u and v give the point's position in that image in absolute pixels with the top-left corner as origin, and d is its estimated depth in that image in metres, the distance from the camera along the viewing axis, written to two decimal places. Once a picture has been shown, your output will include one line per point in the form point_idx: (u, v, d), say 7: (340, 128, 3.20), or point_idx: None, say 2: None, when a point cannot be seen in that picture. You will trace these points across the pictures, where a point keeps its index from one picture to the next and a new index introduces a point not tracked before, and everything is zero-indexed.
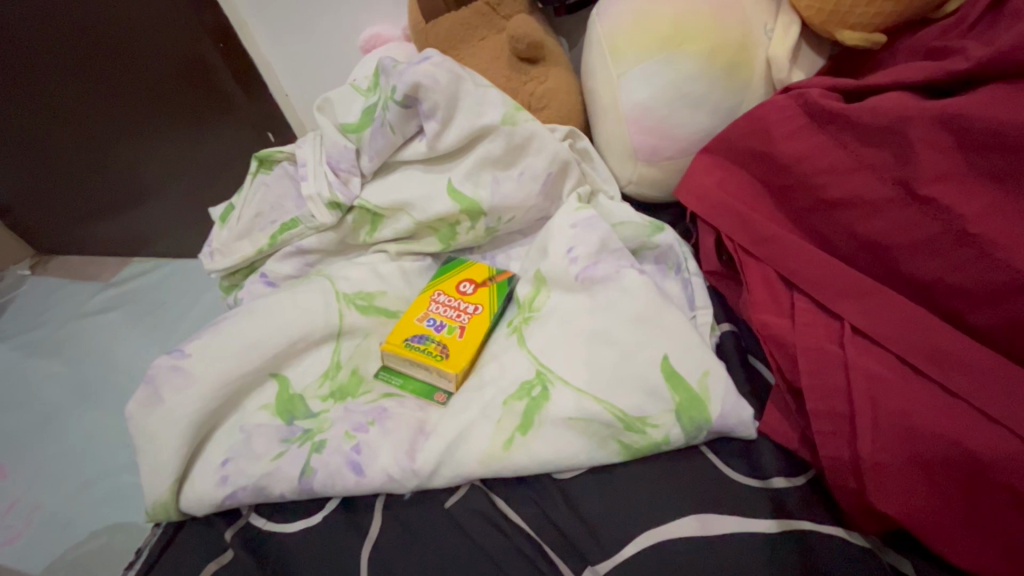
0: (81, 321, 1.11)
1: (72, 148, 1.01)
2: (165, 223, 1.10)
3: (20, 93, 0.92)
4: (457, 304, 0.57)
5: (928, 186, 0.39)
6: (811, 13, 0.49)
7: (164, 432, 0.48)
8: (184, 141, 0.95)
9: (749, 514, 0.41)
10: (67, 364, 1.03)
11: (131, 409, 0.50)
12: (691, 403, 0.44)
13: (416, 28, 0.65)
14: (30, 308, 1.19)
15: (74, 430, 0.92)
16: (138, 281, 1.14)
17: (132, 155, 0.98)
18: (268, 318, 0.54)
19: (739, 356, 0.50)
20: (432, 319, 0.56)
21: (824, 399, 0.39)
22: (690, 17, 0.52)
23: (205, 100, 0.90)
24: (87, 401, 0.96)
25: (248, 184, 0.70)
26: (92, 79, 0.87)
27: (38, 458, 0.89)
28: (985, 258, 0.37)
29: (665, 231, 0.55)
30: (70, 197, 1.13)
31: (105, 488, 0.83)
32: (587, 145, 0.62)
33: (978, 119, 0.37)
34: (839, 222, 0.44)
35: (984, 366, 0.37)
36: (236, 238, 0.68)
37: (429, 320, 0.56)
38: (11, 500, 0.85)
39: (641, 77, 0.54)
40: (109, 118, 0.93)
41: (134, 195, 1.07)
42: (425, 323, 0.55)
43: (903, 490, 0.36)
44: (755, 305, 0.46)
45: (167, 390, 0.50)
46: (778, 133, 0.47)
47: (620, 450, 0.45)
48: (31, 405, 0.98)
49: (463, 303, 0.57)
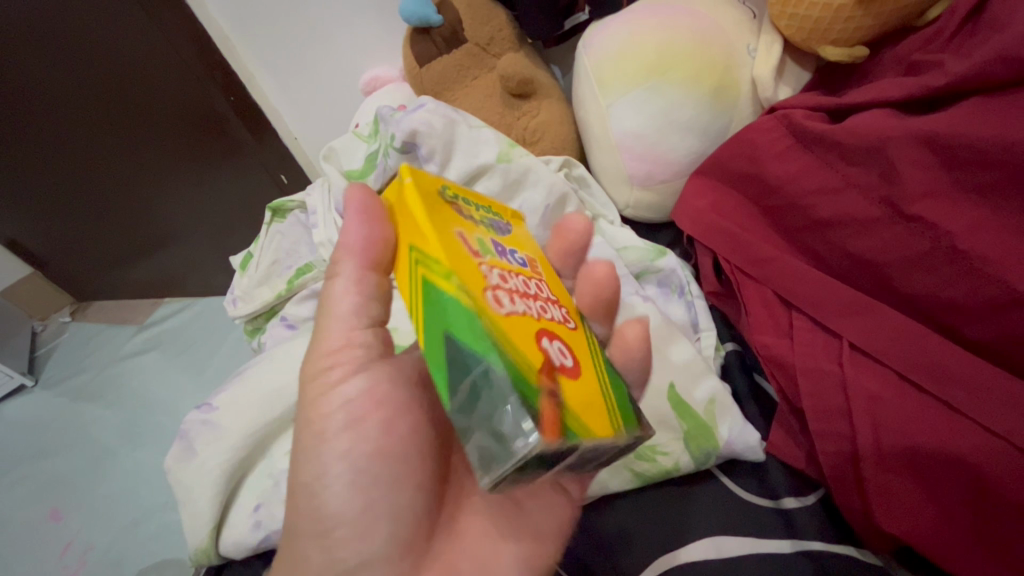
0: (119, 364, 1.16)
1: (99, 201, 1.07)
2: (191, 266, 1.15)
3: (52, 154, 0.98)
4: (531, 315, 0.28)
5: (914, 205, 0.40)
6: (792, 31, 0.49)
7: (199, 482, 0.52)
8: (199, 187, 0.99)
9: (762, 534, 0.42)
10: (110, 406, 1.08)
11: (169, 462, 0.54)
12: (699, 430, 0.46)
13: (410, 71, 0.68)
14: (72, 354, 1.25)
15: (119, 470, 0.97)
16: (170, 322, 1.20)
17: (156, 204, 1.04)
18: (286, 363, 0.56)
19: (744, 376, 0.51)
20: (511, 254, 0.32)
21: (826, 419, 0.41)
22: (673, 45, 0.53)
23: (216, 145, 0.91)
24: (129, 442, 1.01)
25: (264, 233, 0.74)
26: (113, 136, 0.92)
27: (88, 499, 0.94)
28: (975, 274, 0.37)
29: (667, 254, 0.56)
30: (101, 246, 1.19)
31: (152, 525, 0.88)
32: (583, 172, 0.63)
33: (958, 137, 0.38)
34: (830, 240, 0.45)
35: (984, 381, 0.37)
36: (257, 284, 0.71)
37: (505, 250, 0.31)
38: (70, 538, 0.90)
39: (629, 107, 0.55)
40: (131, 171, 0.98)
41: (162, 240, 1.12)
42: (514, 255, 0.32)
43: (909, 509, 0.37)
44: (753, 327, 0.47)
45: (199, 443, 0.53)
46: (765, 155, 0.48)
47: (633, 478, 0.46)
48: (80, 448, 1.03)
49: (501, 290, 0.28)
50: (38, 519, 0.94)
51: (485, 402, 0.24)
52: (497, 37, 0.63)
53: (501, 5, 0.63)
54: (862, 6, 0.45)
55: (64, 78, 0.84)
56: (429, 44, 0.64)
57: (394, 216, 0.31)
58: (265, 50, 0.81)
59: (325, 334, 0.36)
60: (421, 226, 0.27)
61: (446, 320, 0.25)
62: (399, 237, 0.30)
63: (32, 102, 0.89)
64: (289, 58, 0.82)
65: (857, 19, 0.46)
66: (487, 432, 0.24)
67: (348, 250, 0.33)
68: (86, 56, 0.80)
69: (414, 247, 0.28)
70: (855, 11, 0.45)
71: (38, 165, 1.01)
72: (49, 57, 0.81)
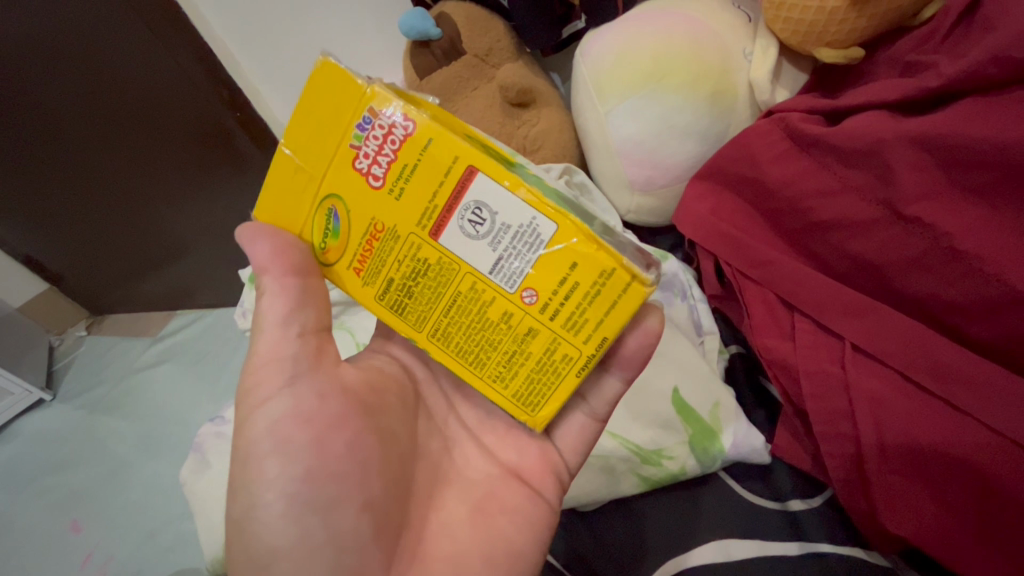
0: (134, 376, 1.18)
1: (110, 217, 1.08)
2: (202, 278, 1.17)
3: (64, 174, 1.00)
4: None
5: (912, 206, 0.40)
6: (787, 35, 0.49)
7: (214, 494, 0.53)
8: (206, 201, 1.00)
9: (769, 537, 0.43)
10: (126, 418, 1.10)
11: (184, 475, 0.55)
12: (704, 434, 0.46)
13: (411, 83, 0.67)
14: (89, 368, 1.28)
15: (135, 482, 0.99)
16: (183, 333, 1.21)
17: (167, 218, 1.05)
18: None
19: (747, 377, 0.52)
20: None
21: (830, 422, 0.41)
22: (669, 50, 0.53)
23: (224, 159, 0.93)
24: (145, 453, 1.03)
25: None
26: (121, 153, 0.93)
27: (108, 509, 0.96)
28: (976, 275, 0.38)
29: (669, 259, 0.57)
30: (114, 261, 1.21)
31: (169, 534, 0.90)
32: (584, 179, 0.63)
33: (953, 138, 0.38)
34: (831, 243, 0.45)
35: (986, 379, 0.37)
36: None
37: None
38: (92, 547, 0.93)
39: (629, 114, 0.55)
40: (142, 188, 1.00)
41: (173, 253, 1.14)
42: None
43: (914, 511, 0.37)
44: (756, 329, 0.47)
45: (214, 455, 0.55)
46: (763, 158, 0.48)
47: (639, 482, 0.47)
48: (98, 460, 1.05)
49: None
50: (59, 530, 0.96)
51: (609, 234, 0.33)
52: (495, 48, 0.64)
53: (499, 16, 0.64)
54: (855, 8, 0.45)
55: (70, 100, 0.85)
56: (428, 56, 0.64)
57: (403, 99, 0.33)
58: (269, 65, 0.84)
59: (258, 349, 0.34)
60: (476, 132, 0.35)
61: (541, 186, 0.33)
62: (436, 118, 0.32)
63: (42, 124, 0.90)
64: (294, 73, 0.84)
65: (851, 21, 0.46)
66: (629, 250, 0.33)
67: (268, 266, 0.34)
68: (92, 78, 0.81)
69: (475, 136, 0.34)
70: (850, 14, 0.45)
71: (52, 185, 1.03)
72: (55, 80, 0.82)
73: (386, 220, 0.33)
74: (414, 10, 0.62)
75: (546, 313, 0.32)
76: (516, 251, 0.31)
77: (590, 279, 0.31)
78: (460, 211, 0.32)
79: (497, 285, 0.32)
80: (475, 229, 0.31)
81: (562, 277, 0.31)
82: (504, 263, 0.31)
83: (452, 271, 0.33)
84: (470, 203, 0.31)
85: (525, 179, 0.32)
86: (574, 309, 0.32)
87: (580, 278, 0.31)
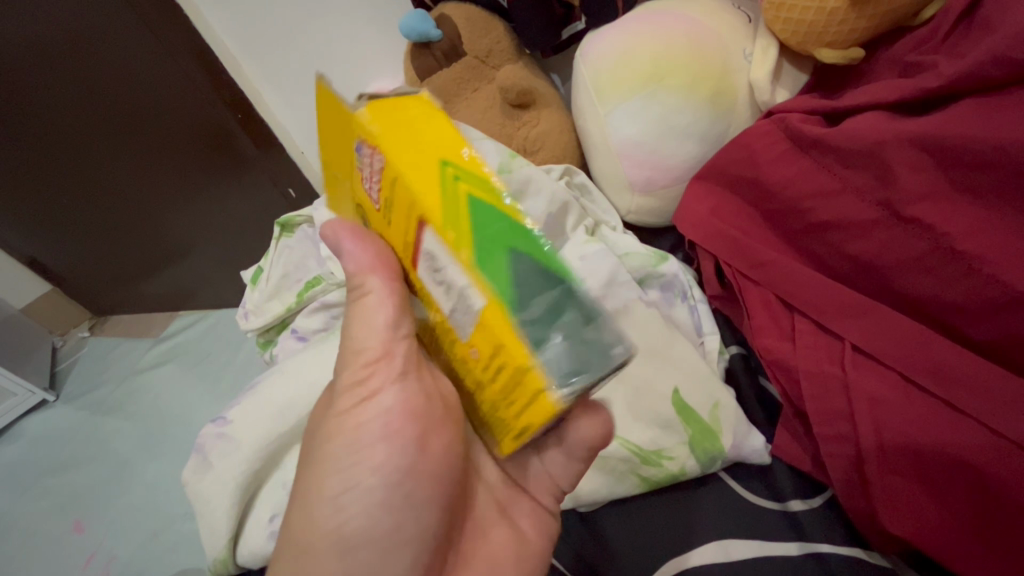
0: (137, 376, 1.19)
1: (112, 219, 1.09)
2: (204, 279, 1.18)
3: (67, 175, 1.00)
4: None
5: (911, 207, 0.41)
6: (787, 35, 0.49)
7: (216, 495, 0.53)
8: (208, 201, 1.00)
9: (769, 537, 0.43)
10: (129, 418, 1.11)
11: (187, 476, 0.55)
12: (704, 435, 0.46)
13: (412, 85, 0.68)
14: (91, 369, 1.28)
15: (138, 482, 0.99)
16: (186, 333, 1.22)
17: (168, 219, 1.06)
18: (296, 376, 0.57)
19: (748, 376, 0.52)
20: None
21: (830, 422, 0.41)
22: (669, 50, 0.53)
23: (225, 160, 0.93)
24: (147, 453, 1.03)
25: (274, 248, 0.75)
26: (123, 155, 0.94)
27: (111, 509, 0.97)
28: (975, 275, 0.38)
29: (669, 260, 0.58)
30: (116, 262, 1.21)
31: (171, 535, 0.90)
32: (584, 180, 0.64)
33: (952, 139, 0.38)
34: (831, 244, 0.45)
35: (985, 379, 0.37)
36: (268, 298, 0.72)
37: None
38: (94, 547, 0.93)
39: (629, 115, 0.55)
40: (144, 189, 1.00)
41: (175, 254, 1.14)
42: None
43: (914, 512, 0.37)
44: (756, 330, 0.47)
45: (215, 457, 0.55)
46: (763, 159, 0.49)
47: (640, 482, 0.47)
48: (101, 460, 1.06)
49: None
50: (62, 531, 0.97)
51: (565, 310, 0.24)
52: (496, 49, 0.64)
53: (499, 17, 0.64)
54: (855, 8, 0.45)
55: (73, 101, 0.86)
56: (429, 57, 0.64)
57: (387, 120, 0.29)
58: (270, 67, 0.84)
59: (363, 344, 0.35)
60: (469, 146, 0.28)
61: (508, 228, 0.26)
62: (404, 142, 0.28)
63: (45, 126, 0.91)
64: (295, 74, 0.84)
65: (851, 22, 0.46)
66: (577, 346, 0.24)
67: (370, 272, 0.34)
68: (94, 80, 0.82)
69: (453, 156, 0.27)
70: (849, 15, 0.45)
71: (54, 186, 1.04)
72: (58, 81, 0.83)
73: (388, 239, 0.32)
74: (415, 12, 0.62)
75: (487, 379, 0.28)
76: (459, 313, 0.27)
77: (513, 373, 0.25)
78: (422, 254, 0.28)
79: (452, 333, 0.29)
80: (435, 276, 0.28)
81: (493, 358, 0.26)
82: (454, 318, 0.28)
83: (430, 304, 0.31)
84: (426, 251, 0.28)
85: (481, 224, 0.26)
86: (507, 391, 0.26)
87: (506, 360, 0.25)
